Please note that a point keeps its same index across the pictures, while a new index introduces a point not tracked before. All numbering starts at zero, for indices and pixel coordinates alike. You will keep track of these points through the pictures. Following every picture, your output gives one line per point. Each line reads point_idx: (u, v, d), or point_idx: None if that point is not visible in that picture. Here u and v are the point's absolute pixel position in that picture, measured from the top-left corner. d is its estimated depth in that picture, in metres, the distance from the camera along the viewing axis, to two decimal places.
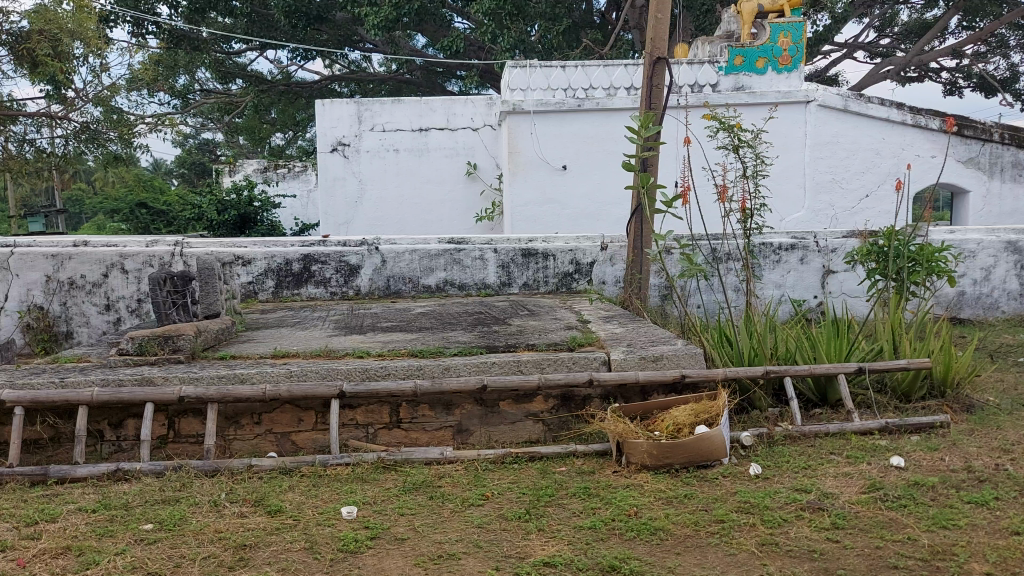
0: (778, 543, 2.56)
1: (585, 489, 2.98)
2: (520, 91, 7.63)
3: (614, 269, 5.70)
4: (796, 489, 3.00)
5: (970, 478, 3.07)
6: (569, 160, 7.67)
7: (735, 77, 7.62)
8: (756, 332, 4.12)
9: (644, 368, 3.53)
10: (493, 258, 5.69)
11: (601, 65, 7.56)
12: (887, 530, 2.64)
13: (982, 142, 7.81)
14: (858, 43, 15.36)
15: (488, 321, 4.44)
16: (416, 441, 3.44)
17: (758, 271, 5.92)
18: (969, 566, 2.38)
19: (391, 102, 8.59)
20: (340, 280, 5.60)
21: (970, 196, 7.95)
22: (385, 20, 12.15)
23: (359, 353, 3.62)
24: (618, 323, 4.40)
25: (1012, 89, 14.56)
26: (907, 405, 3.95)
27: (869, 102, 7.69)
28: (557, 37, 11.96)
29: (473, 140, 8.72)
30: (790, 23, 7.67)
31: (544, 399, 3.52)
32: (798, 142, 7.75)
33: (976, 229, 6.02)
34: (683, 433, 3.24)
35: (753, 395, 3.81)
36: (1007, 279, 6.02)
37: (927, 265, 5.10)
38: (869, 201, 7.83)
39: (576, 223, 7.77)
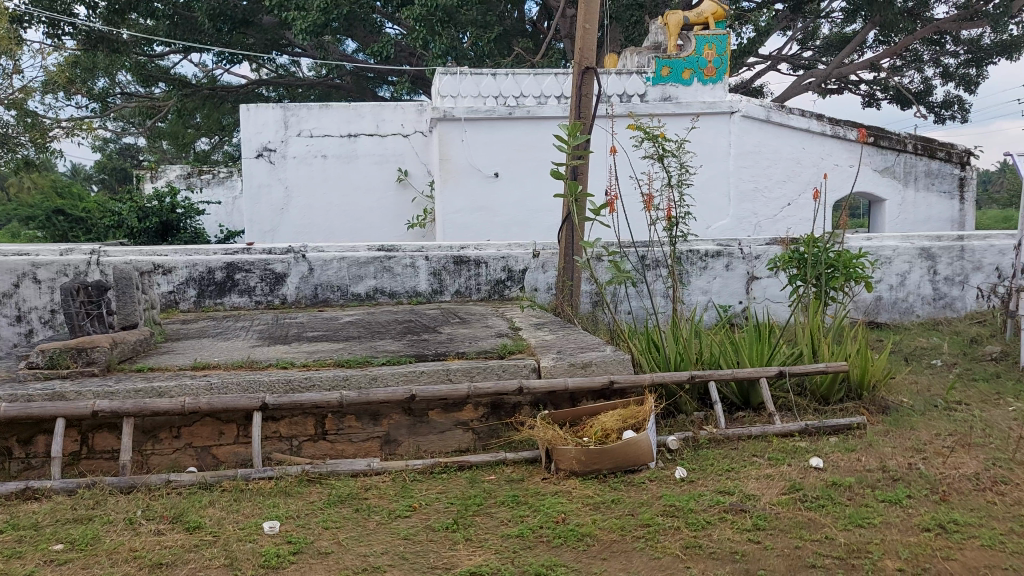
0: (701, 545, 2.61)
1: (513, 497, 2.98)
2: (450, 98, 7.56)
3: (546, 276, 5.75)
4: (721, 492, 3.06)
5: (885, 477, 3.18)
6: (500, 167, 7.69)
7: (663, 87, 7.79)
8: (682, 338, 4.19)
9: (573, 375, 3.56)
10: (424, 266, 5.64)
11: (532, 74, 7.61)
12: (806, 531, 2.71)
13: (897, 153, 8.14)
14: (782, 55, 15.82)
15: (418, 330, 4.40)
16: (342, 453, 3.38)
17: (686, 278, 6.03)
18: (882, 564, 2.46)
19: (318, 107, 8.47)
20: (265, 289, 5.49)
21: (886, 204, 8.25)
22: (314, 25, 11.99)
23: (284, 364, 3.54)
24: (549, 330, 4.41)
25: (925, 101, 15.21)
26: (826, 407, 4.07)
27: (790, 113, 7.91)
28: (488, 45, 11.95)
29: (403, 147, 8.66)
30: (715, 36, 7.88)
31: (473, 408, 3.50)
32: (722, 151, 7.94)
33: (892, 236, 6.25)
34: (611, 438, 3.26)
35: (679, 399, 3.87)
36: (921, 284, 6.27)
37: (845, 270, 5.26)
38: (791, 209, 8.07)
39: (507, 230, 7.80)
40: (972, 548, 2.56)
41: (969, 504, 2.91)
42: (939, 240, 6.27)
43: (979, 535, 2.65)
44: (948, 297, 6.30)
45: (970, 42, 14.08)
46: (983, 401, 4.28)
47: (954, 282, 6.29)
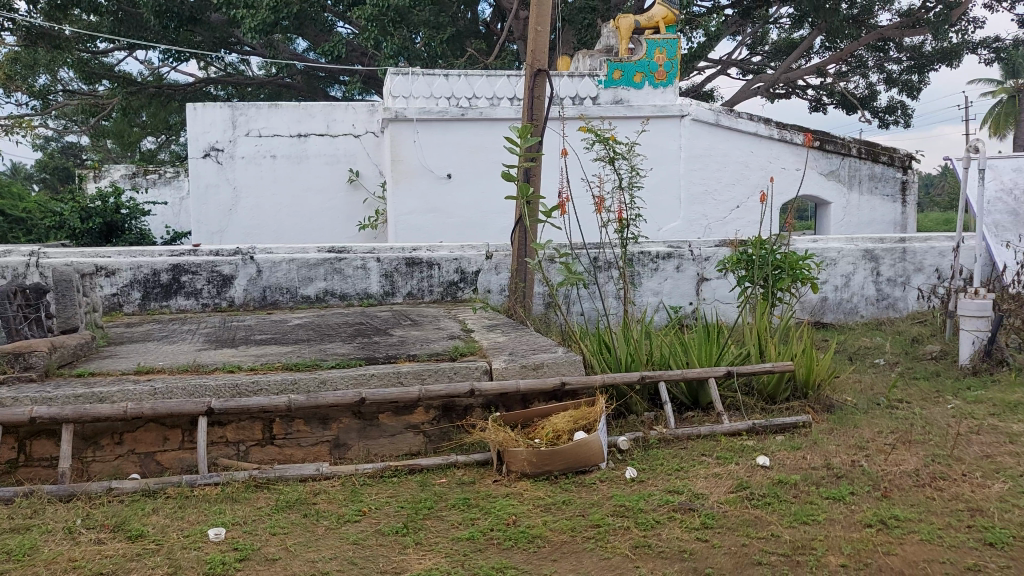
0: (650, 545, 2.63)
1: (464, 500, 2.97)
2: (402, 99, 7.55)
3: (499, 277, 5.76)
4: (669, 491, 3.09)
5: (829, 474, 3.25)
6: (453, 168, 7.66)
7: (614, 90, 7.86)
8: (633, 339, 4.23)
9: (525, 376, 3.56)
10: (375, 268, 5.59)
11: (484, 75, 7.60)
12: (753, 529, 2.76)
13: (842, 156, 8.32)
14: (731, 60, 16.07)
15: (369, 333, 4.37)
16: (290, 457, 3.34)
17: (637, 279, 6.09)
18: (826, 560, 2.51)
19: (268, 107, 8.36)
20: (212, 291, 5.40)
21: (832, 207, 8.43)
22: (263, 23, 11.83)
23: (231, 368, 3.48)
24: (501, 332, 4.42)
25: (870, 106, 15.58)
26: (773, 406, 4.14)
27: (738, 117, 8.04)
28: (441, 46, 11.92)
29: (354, 147, 8.58)
30: (665, 40, 8.00)
31: (424, 410, 3.48)
32: (673, 154, 8.03)
33: (837, 238, 6.40)
34: (562, 440, 3.27)
35: (629, 399, 3.90)
36: (865, 285, 6.42)
37: (791, 272, 5.36)
38: (740, 212, 8.20)
39: (460, 231, 7.78)
40: (912, 543, 2.63)
41: (909, 500, 2.99)
42: (881, 242, 6.43)
43: (919, 529, 2.72)
44: (891, 297, 6.46)
45: (912, 49, 14.48)
46: (923, 399, 4.40)
47: (896, 283, 6.45)
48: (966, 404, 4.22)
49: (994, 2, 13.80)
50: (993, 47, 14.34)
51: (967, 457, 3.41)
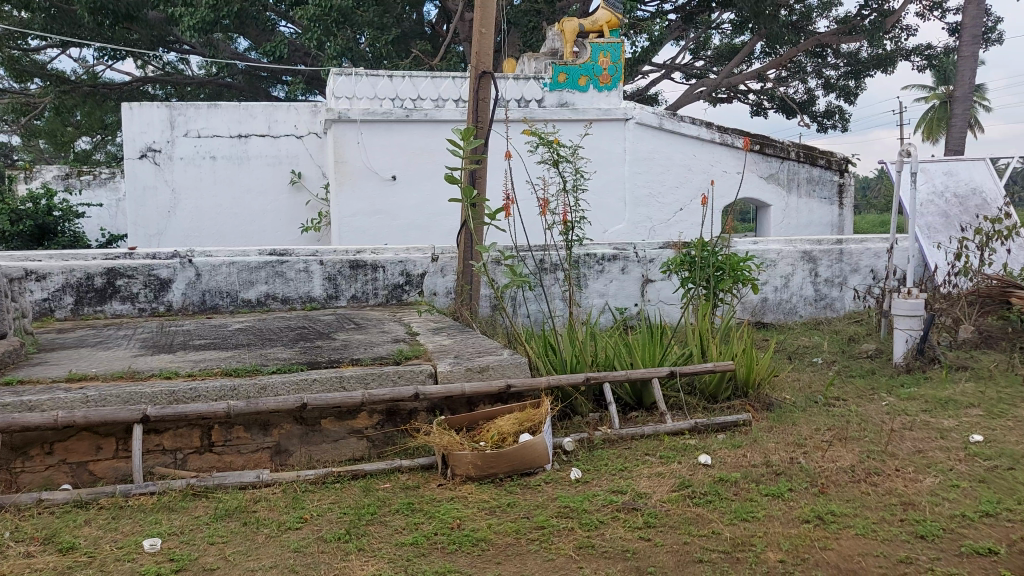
0: (594, 545, 2.65)
1: (408, 505, 2.95)
2: (345, 99, 7.48)
3: (445, 280, 5.77)
4: (613, 491, 3.12)
5: (769, 471, 3.31)
6: (398, 170, 7.62)
7: (559, 93, 7.92)
8: (578, 340, 4.25)
9: (470, 379, 3.56)
10: (318, 271, 5.53)
11: (429, 77, 7.60)
12: (694, 527, 2.80)
13: (781, 160, 8.50)
14: (675, 64, 16.30)
15: (311, 336, 4.31)
16: (230, 465, 3.27)
17: (583, 281, 6.12)
18: (765, 556, 2.56)
19: (207, 107, 8.20)
20: (149, 296, 5.27)
21: (772, 209, 8.60)
22: (202, 22, 11.60)
23: (167, 374, 3.39)
24: (446, 334, 4.40)
25: (808, 111, 15.96)
26: (715, 405, 4.21)
27: (681, 120, 8.14)
28: (386, 47, 11.84)
29: (297, 149, 8.47)
30: (609, 44, 8.04)
31: (368, 415, 3.44)
32: (617, 157, 8.11)
33: (776, 240, 6.53)
34: (508, 442, 3.27)
35: (574, 400, 3.92)
36: (804, 286, 6.56)
37: (733, 273, 5.45)
38: (684, 214, 8.32)
39: (404, 234, 7.72)
40: (847, 537, 2.70)
41: (845, 495, 3.06)
42: (819, 244, 6.59)
43: (854, 524, 2.79)
44: (829, 298, 6.62)
45: (849, 55, 14.88)
46: (859, 396, 4.52)
47: (834, 283, 6.62)
48: (899, 401, 4.34)
49: (926, 11, 14.26)
50: (925, 55, 14.81)
51: (900, 452, 3.51)
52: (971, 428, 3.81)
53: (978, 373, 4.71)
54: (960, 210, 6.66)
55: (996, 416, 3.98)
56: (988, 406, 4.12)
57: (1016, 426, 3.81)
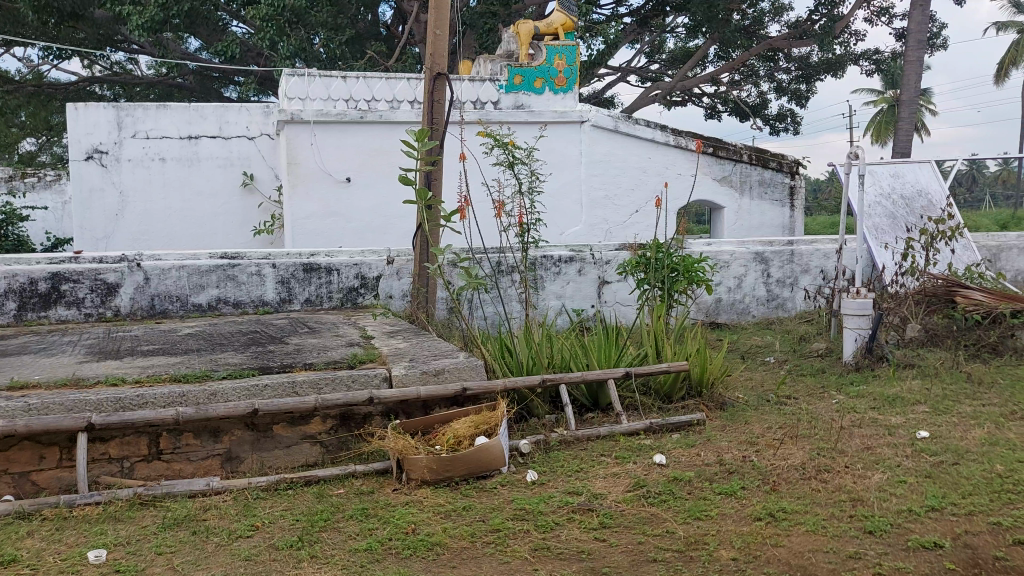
0: (549, 547, 2.65)
1: (362, 510, 2.92)
2: (298, 100, 7.39)
3: (400, 283, 5.74)
4: (569, 492, 3.12)
5: (722, 470, 3.35)
6: (352, 172, 7.55)
7: (515, 95, 7.92)
8: (534, 342, 4.25)
9: (426, 383, 3.53)
10: (271, 274, 5.45)
11: (383, 78, 7.55)
12: (648, 526, 2.81)
13: (734, 162, 8.62)
14: (630, 68, 16.43)
15: (263, 341, 4.24)
16: (179, 473, 3.21)
17: (540, 283, 6.13)
18: (718, 554, 2.59)
19: (156, 107, 8.05)
20: (95, 301, 5.14)
21: (725, 212, 8.73)
22: (151, 21, 11.38)
23: (113, 381, 3.31)
24: (401, 338, 4.37)
25: (761, 114, 16.21)
26: (670, 405, 4.24)
27: (636, 123, 8.22)
28: (340, 48, 11.74)
29: (249, 150, 8.35)
30: (564, 46, 8.08)
31: (321, 420, 3.40)
32: (573, 159, 8.15)
33: (729, 241, 6.63)
34: (463, 446, 3.26)
35: (530, 403, 3.91)
36: (756, 286, 6.66)
37: (687, 274, 5.51)
38: (639, 216, 8.38)
39: (360, 236, 7.66)
40: (798, 534, 2.74)
41: (796, 492, 3.11)
42: (770, 246, 6.70)
43: (804, 521, 2.84)
44: (780, 298, 6.73)
45: (800, 59, 15.14)
46: (810, 394, 4.60)
47: (785, 284, 6.73)
48: (848, 399, 4.43)
49: (874, 17, 14.59)
50: (873, 59, 15.15)
51: (849, 449, 3.58)
52: (918, 425, 3.90)
53: (925, 371, 4.82)
54: (906, 210, 6.85)
55: (941, 413, 4.08)
56: (934, 403, 4.23)
57: (960, 422, 3.91)
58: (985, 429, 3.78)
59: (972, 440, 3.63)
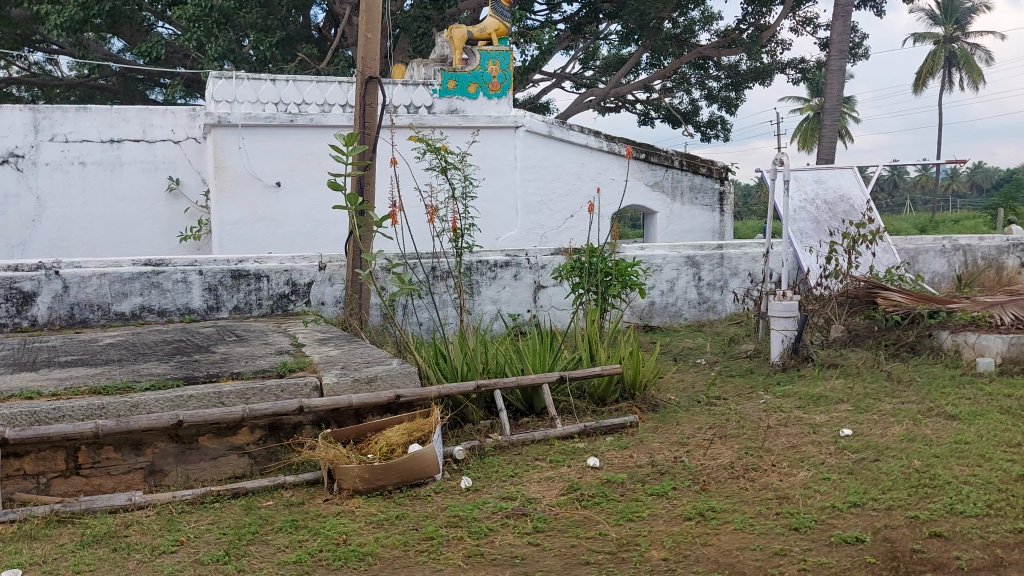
0: (483, 553, 2.64)
1: (292, 522, 2.86)
2: (225, 103, 7.24)
3: (333, 289, 5.68)
4: (503, 498, 3.12)
5: (654, 471, 3.40)
6: (283, 177, 7.42)
7: (449, 100, 7.91)
8: (468, 347, 4.23)
9: (358, 391, 3.48)
10: (198, 281, 5.31)
11: (314, 81, 7.45)
12: (581, 529, 2.83)
13: (665, 168, 8.76)
14: (565, 73, 16.55)
15: (189, 350, 4.13)
16: (99, 488, 3.10)
17: (476, 288, 6.13)
18: (649, 554, 2.62)
19: (75, 110, 7.77)
20: (11, 310, 4.94)
21: (657, 216, 8.87)
22: (71, 21, 11.00)
23: (28, 394, 3.18)
24: (333, 345, 4.31)
25: (693, 120, 16.51)
26: (603, 408, 4.27)
27: (570, 129, 8.29)
28: (270, 50, 11.51)
29: (174, 154, 8.13)
30: (498, 51, 8.10)
31: (249, 431, 3.31)
32: (508, 164, 8.17)
33: (661, 246, 6.73)
34: (396, 454, 3.23)
35: (465, 409, 3.89)
36: (687, 290, 6.78)
37: (621, 278, 5.56)
38: (574, 221, 8.44)
39: (291, 242, 7.53)
40: (726, 532, 2.79)
41: (725, 492, 3.18)
42: (701, 249, 6.83)
43: (733, 519, 2.89)
44: (711, 300, 6.86)
45: (729, 67, 15.48)
46: (738, 395, 4.70)
47: (715, 287, 6.87)
48: (775, 398, 4.54)
49: (799, 27, 15.01)
50: (799, 68, 15.60)
51: (775, 448, 3.67)
52: (841, 423, 4.03)
53: (847, 370, 4.97)
54: (830, 215, 7.06)
55: (863, 411, 4.22)
56: (855, 401, 4.36)
57: (880, 420, 4.05)
58: (904, 426, 3.91)
59: (891, 437, 3.75)
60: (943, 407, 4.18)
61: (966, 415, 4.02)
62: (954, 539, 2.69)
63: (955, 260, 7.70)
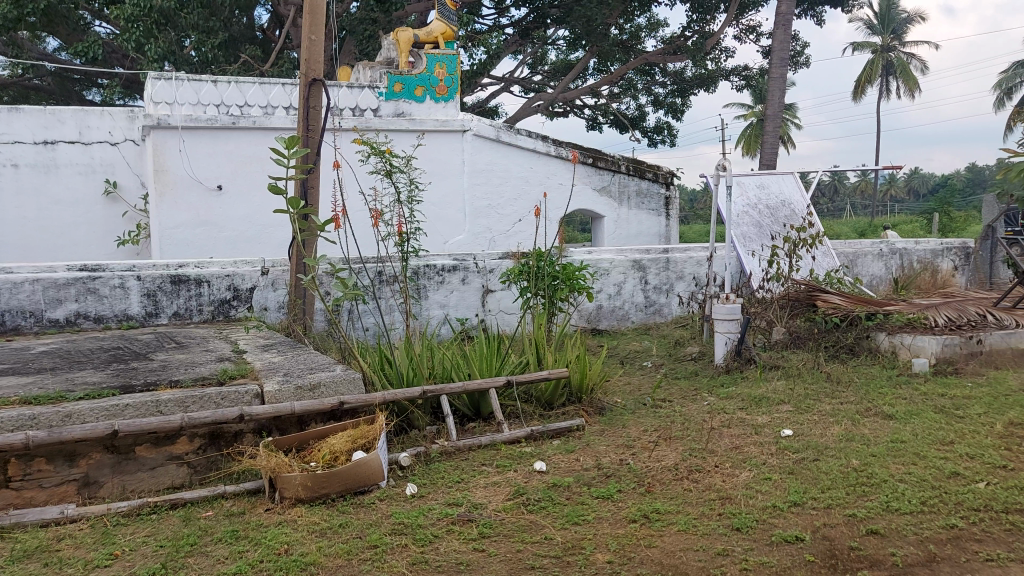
0: (428, 560, 2.62)
1: (233, 532, 2.80)
2: (166, 104, 7.09)
3: (276, 294, 5.61)
4: (449, 504, 3.10)
5: (599, 474, 3.41)
6: (225, 180, 7.29)
7: (395, 103, 7.87)
8: (414, 353, 4.20)
9: (301, 398, 3.42)
10: (136, 287, 5.17)
11: (257, 83, 7.34)
12: (527, 533, 2.83)
13: (612, 173, 8.83)
14: (513, 78, 16.59)
15: (126, 358, 4.02)
16: (30, 501, 2.99)
17: (423, 292, 6.09)
18: (594, 558, 2.63)
19: (7, 110, 7.50)
20: None
21: (605, 221, 8.94)
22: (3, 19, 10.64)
23: None
24: (276, 351, 4.24)
25: (639, 125, 16.70)
26: (551, 412, 4.28)
27: (518, 133, 8.30)
28: (213, 51, 11.29)
29: (112, 156, 7.94)
30: (445, 55, 8.09)
31: (188, 440, 3.24)
32: (456, 168, 8.15)
33: (609, 250, 6.78)
34: (340, 461, 3.19)
35: (411, 415, 3.86)
36: (634, 293, 6.84)
37: (568, 282, 5.58)
38: (522, 225, 8.48)
39: (234, 246, 7.39)
40: (671, 534, 2.82)
41: (669, 493, 3.21)
42: (647, 253, 6.90)
43: (676, 521, 2.92)
44: (657, 304, 6.94)
45: (675, 74, 15.68)
46: (683, 397, 4.76)
47: (661, 290, 6.95)
48: (718, 400, 4.61)
49: (742, 35, 15.29)
50: (743, 75, 15.90)
51: (719, 449, 3.72)
52: (782, 423, 4.10)
53: (788, 372, 5.07)
54: (771, 220, 7.21)
55: (803, 411, 4.30)
56: (796, 402, 4.45)
57: (820, 420, 4.13)
58: (843, 426, 4.00)
59: (830, 436, 3.84)
60: (880, 407, 4.29)
61: (902, 415, 4.13)
62: (890, 536, 2.76)
63: (892, 263, 7.93)
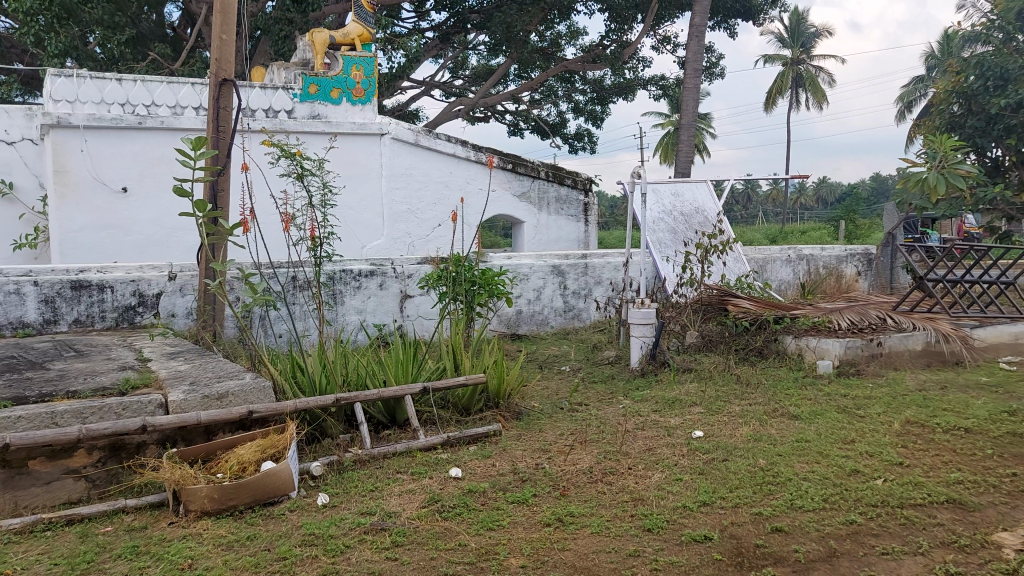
0: (338, 571, 2.58)
1: (133, 548, 2.70)
2: (66, 103, 6.84)
3: (184, 300, 5.44)
4: (361, 513, 3.05)
5: (515, 479, 3.42)
6: (131, 182, 7.03)
7: (311, 104, 7.76)
8: (328, 359, 4.12)
9: (207, 407, 3.32)
10: (33, 293, 4.92)
11: (165, 82, 7.15)
12: (441, 541, 2.81)
13: (531, 179, 8.89)
14: (434, 82, 16.53)
15: (19, 368, 3.82)
16: None
17: (340, 297, 6.00)
18: (507, 563, 2.63)
19: None
20: None
21: (524, 226, 8.98)
22: None
23: None
24: (182, 359, 4.10)
25: (559, 132, 16.86)
26: (468, 417, 4.27)
27: (437, 138, 8.29)
28: (119, 48, 10.88)
29: (9, 156, 7.56)
30: (362, 58, 8.01)
31: (87, 452, 3.10)
32: (374, 171, 8.06)
33: (528, 255, 6.82)
34: (249, 472, 3.10)
35: (323, 423, 3.79)
36: (553, 298, 6.90)
37: (487, 287, 5.57)
38: (441, 230, 8.46)
39: (142, 251, 7.12)
40: (583, 537, 2.84)
41: (583, 496, 3.24)
42: (566, 259, 6.96)
43: (589, 524, 2.95)
44: (576, 308, 7.02)
45: (595, 82, 15.87)
46: (599, 400, 4.82)
47: (580, 295, 7.03)
48: (634, 403, 4.68)
49: (659, 45, 15.62)
50: (660, 84, 16.25)
51: (632, 451, 3.78)
52: (693, 425, 4.20)
53: (700, 374, 5.19)
54: (685, 226, 7.37)
55: (713, 413, 4.42)
56: (708, 404, 4.57)
57: (729, 421, 4.24)
58: (751, 427, 4.12)
59: (739, 437, 3.94)
60: (787, 407, 4.43)
61: (807, 415, 4.27)
62: (793, 533, 2.85)
63: (799, 269, 8.24)
